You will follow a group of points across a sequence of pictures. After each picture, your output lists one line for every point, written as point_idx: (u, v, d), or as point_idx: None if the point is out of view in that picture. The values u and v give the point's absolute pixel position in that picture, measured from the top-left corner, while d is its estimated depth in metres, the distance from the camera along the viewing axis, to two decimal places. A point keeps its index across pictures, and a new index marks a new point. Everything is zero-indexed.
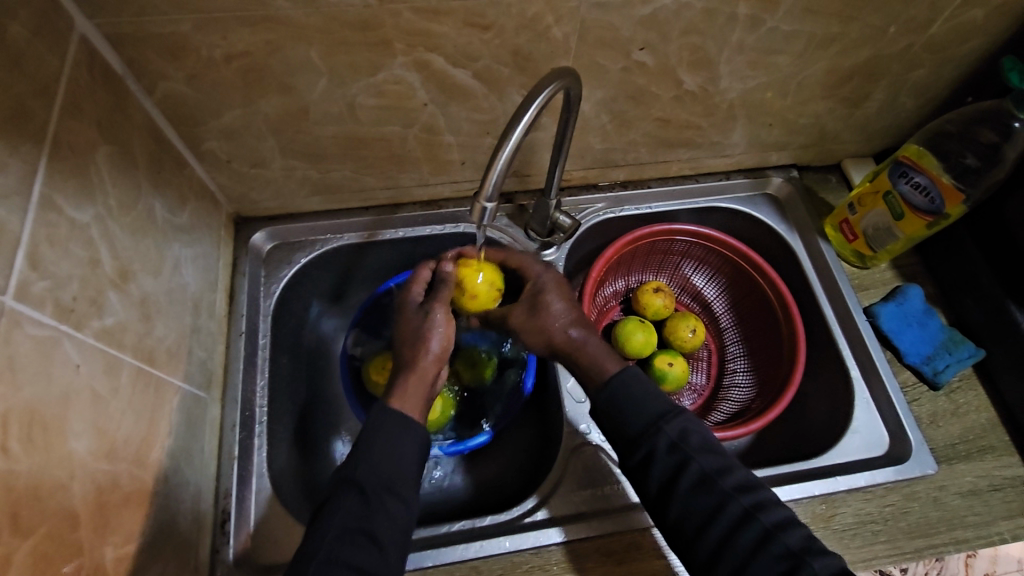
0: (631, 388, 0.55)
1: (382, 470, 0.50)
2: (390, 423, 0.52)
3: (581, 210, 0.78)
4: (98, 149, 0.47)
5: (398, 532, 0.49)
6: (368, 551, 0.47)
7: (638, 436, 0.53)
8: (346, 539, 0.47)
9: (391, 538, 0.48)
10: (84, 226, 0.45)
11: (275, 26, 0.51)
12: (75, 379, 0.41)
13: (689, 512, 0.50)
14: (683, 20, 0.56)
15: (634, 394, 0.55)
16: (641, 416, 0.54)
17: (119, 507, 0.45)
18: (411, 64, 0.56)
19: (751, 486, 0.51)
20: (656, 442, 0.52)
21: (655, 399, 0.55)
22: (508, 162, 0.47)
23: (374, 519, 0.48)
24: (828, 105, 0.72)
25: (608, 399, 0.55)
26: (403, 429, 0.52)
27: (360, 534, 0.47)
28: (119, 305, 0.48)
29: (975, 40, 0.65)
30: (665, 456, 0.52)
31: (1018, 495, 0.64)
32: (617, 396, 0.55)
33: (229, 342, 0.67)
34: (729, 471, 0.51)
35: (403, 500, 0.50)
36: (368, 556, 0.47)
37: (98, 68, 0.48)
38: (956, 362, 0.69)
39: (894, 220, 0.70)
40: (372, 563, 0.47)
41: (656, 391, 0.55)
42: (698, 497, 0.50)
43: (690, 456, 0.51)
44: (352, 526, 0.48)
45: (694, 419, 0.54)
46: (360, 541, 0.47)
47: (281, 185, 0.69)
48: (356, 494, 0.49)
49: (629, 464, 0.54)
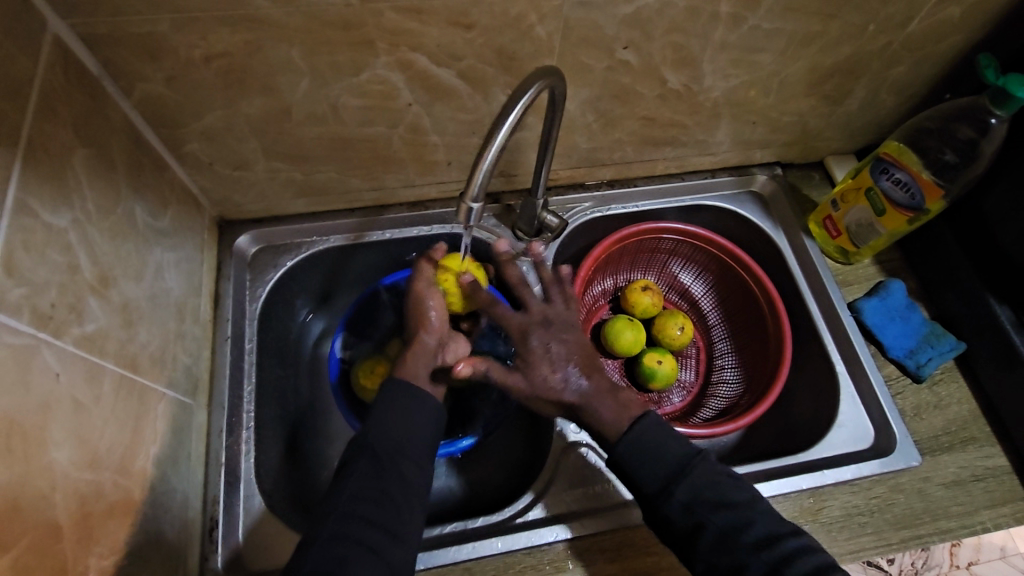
0: (642, 451, 0.55)
1: (393, 432, 0.53)
2: (402, 389, 0.55)
3: (568, 210, 0.78)
4: (75, 152, 0.46)
5: (411, 489, 0.52)
6: (383, 507, 0.50)
7: (656, 495, 0.53)
8: (361, 499, 0.50)
9: (404, 496, 0.51)
10: (62, 230, 0.44)
11: (255, 26, 0.50)
12: (55, 387, 0.40)
13: (714, 568, 0.51)
14: (666, 18, 0.57)
15: (638, 444, 0.55)
16: (655, 472, 0.54)
17: (103, 516, 0.44)
18: (395, 64, 0.56)
19: (771, 539, 0.51)
20: (672, 503, 0.53)
21: (663, 441, 0.55)
22: (494, 162, 0.46)
23: (387, 478, 0.51)
24: (810, 103, 0.72)
25: (619, 463, 0.55)
26: (416, 394, 0.55)
27: (375, 492, 0.51)
28: (99, 312, 0.47)
29: (953, 37, 0.66)
30: (683, 518, 0.52)
31: (999, 485, 0.65)
32: (631, 461, 0.54)
33: (215, 347, 0.66)
34: (747, 526, 0.52)
35: (415, 461, 0.53)
36: (383, 511, 0.50)
37: (73, 70, 0.47)
38: (938, 355, 0.70)
39: (875, 215, 0.71)
40: (388, 519, 0.50)
41: (671, 446, 0.55)
42: (719, 554, 0.51)
43: (707, 517, 0.52)
44: (367, 486, 0.51)
45: (711, 470, 0.54)
46: (376, 498, 0.50)
47: (265, 187, 0.69)
48: (368, 456, 0.52)
49: (650, 519, 0.54)
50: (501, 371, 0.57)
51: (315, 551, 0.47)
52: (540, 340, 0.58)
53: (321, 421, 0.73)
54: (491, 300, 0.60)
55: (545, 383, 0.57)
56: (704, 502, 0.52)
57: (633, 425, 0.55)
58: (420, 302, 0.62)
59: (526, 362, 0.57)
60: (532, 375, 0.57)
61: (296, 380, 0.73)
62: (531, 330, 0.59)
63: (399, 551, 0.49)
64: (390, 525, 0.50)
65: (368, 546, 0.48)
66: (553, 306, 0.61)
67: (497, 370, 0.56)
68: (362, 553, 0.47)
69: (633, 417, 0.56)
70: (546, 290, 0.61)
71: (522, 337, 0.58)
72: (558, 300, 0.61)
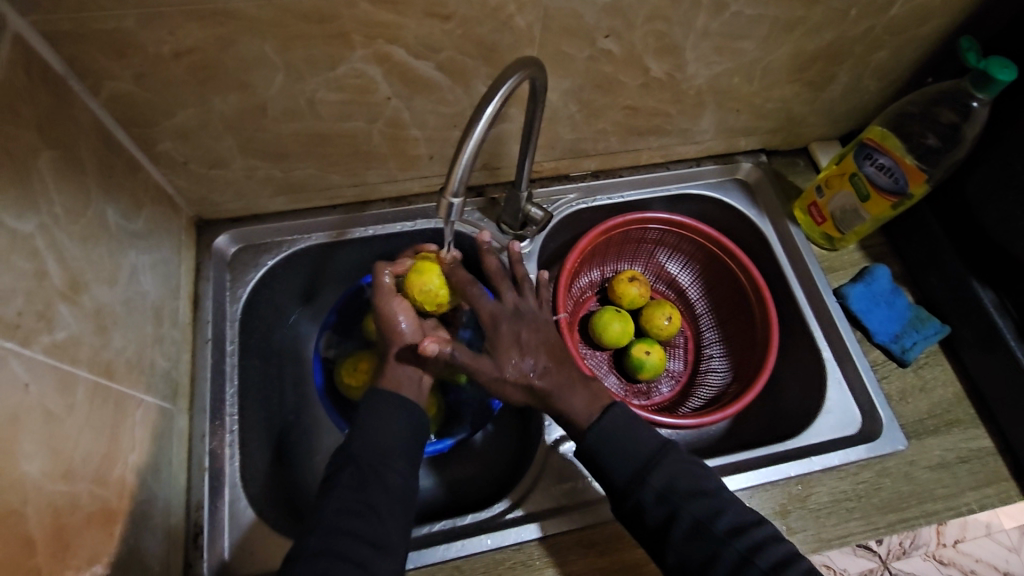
0: (600, 416, 0.56)
1: (376, 444, 0.53)
2: (386, 401, 0.55)
3: (553, 202, 0.77)
4: (41, 155, 0.45)
5: (395, 500, 0.51)
6: (367, 518, 0.49)
7: (633, 478, 0.53)
8: (346, 512, 0.49)
9: (388, 506, 0.51)
10: (28, 236, 0.42)
11: (225, 21, 0.48)
12: (25, 399, 0.39)
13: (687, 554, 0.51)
14: (647, 6, 0.56)
15: (621, 438, 0.55)
16: (634, 456, 0.54)
17: (81, 528, 0.43)
18: (372, 57, 0.55)
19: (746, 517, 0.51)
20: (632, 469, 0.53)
21: (646, 442, 0.55)
22: (474, 156, 0.45)
23: (370, 489, 0.51)
24: (794, 89, 0.72)
25: (587, 440, 0.55)
26: (394, 403, 0.55)
27: (360, 505, 0.50)
28: (71, 318, 0.46)
29: (935, 21, 0.66)
30: (656, 507, 0.52)
31: (984, 466, 0.65)
32: (611, 449, 0.54)
33: (195, 350, 0.64)
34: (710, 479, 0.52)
35: (400, 471, 0.53)
36: (366, 523, 0.49)
37: (35, 69, 0.46)
38: (922, 339, 0.70)
39: (860, 201, 0.71)
40: (372, 530, 0.49)
41: (642, 440, 0.55)
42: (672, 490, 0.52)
43: (686, 516, 0.52)
44: (350, 499, 0.50)
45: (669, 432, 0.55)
46: (360, 510, 0.49)
47: (243, 186, 0.67)
48: (352, 468, 0.52)
49: (625, 515, 0.54)
50: (468, 353, 0.54)
51: (300, 565, 0.46)
52: (513, 329, 0.57)
53: (308, 422, 0.73)
54: (467, 282, 0.59)
55: (511, 365, 0.56)
56: (685, 499, 0.52)
57: (608, 412, 0.56)
58: (387, 317, 0.59)
59: (494, 346, 0.56)
60: (499, 356, 0.56)
61: (281, 381, 0.72)
62: (502, 317, 0.57)
63: (386, 562, 0.48)
64: (374, 536, 0.49)
65: (354, 559, 0.47)
66: (525, 301, 0.60)
67: (465, 352, 0.54)
68: (347, 566, 0.46)
69: (607, 413, 0.56)
70: (519, 288, 0.61)
71: (492, 322, 0.57)
72: (530, 297, 0.61)
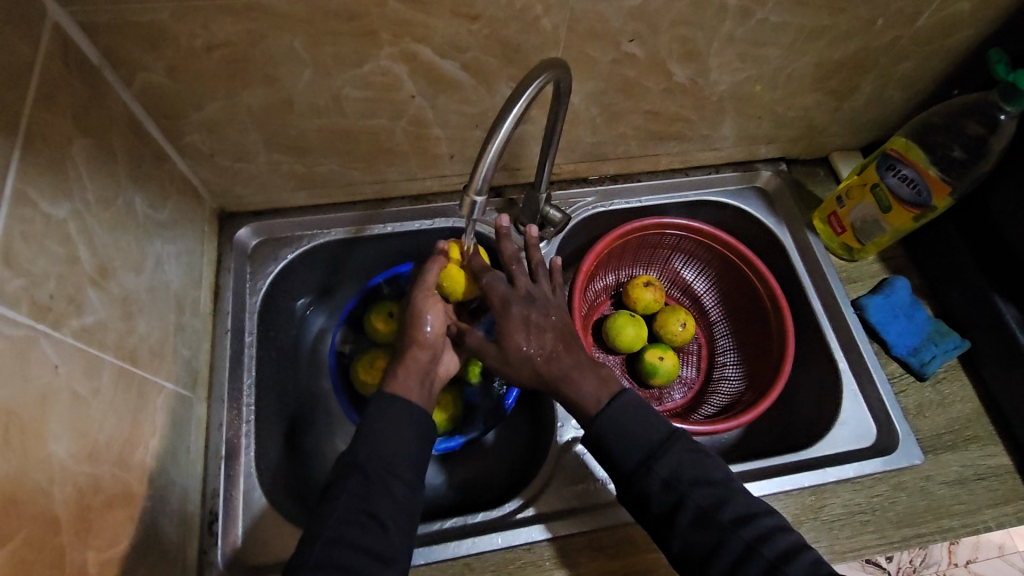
0: (619, 415, 0.55)
1: (383, 451, 0.52)
2: (392, 407, 0.54)
3: (571, 204, 0.78)
4: (74, 142, 0.46)
5: (401, 511, 0.50)
6: (371, 530, 0.49)
7: (635, 472, 0.53)
8: (349, 521, 0.49)
9: (392, 516, 0.50)
10: (62, 221, 0.43)
11: (257, 16, 0.49)
12: (54, 380, 0.40)
13: (690, 553, 0.51)
14: (673, 12, 0.56)
15: (624, 431, 0.54)
16: (635, 451, 0.53)
17: (102, 509, 0.44)
18: (398, 56, 0.55)
19: (752, 519, 0.51)
20: (650, 480, 0.52)
21: (647, 429, 0.54)
22: (498, 155, 0.46)
23: (374, 499, 0.50)
24: (816, 98, 0.72)
25: (598, 437, 0.55)
26: (403, 412, 0.54)
27: (362, 515, 0.49)
28: (99, 304, 0.47)
29: (964, 32, 0.65)
30: (661, 494, 0.52)
31: (1002, 484, 0.64)
32: (614, 426, 0.54)
33: (215, 339, 0.65)
34: (726, 503, 0.51)
35: (405, 480, 0.52)
36: (369, 535, 0.48)
37: (74, 59, 0.47)
38: (941, 353, 0.69)
39: (881, 212, 0.70)
40: (375, 543, 0.48)
41: (648, 423, 0.54)
42: (698, 532, 0.51)
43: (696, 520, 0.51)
44: (354, 508, 0.49)
45: (691, 448, 0.54)
46: (363, 521, 0.49)
47: (266, 179, 0.68)
48: (359, 475, 0.51)
49: (629, 501, 0.54)
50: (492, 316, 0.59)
51: None
52: (521, 312, 0.58)
53: (321, 416, 0.73)
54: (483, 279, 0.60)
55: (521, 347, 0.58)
56: (688, 486, 0.51)
57: (626, 414, 0.55)
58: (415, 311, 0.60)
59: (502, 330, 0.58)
60: (507, 342, 0.57)
61: (295, 375, 0.73)
62: (513, 302, 0.58)
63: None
64: (378, 549, 0.48)
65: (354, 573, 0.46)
66: (539, 286, 0.61)
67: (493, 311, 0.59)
68: None
69: (619, 399, 0.55)
70: (534, 271, 0.62)
71: (503, 306, 0.58)
72: (543, 281, 0.62)
